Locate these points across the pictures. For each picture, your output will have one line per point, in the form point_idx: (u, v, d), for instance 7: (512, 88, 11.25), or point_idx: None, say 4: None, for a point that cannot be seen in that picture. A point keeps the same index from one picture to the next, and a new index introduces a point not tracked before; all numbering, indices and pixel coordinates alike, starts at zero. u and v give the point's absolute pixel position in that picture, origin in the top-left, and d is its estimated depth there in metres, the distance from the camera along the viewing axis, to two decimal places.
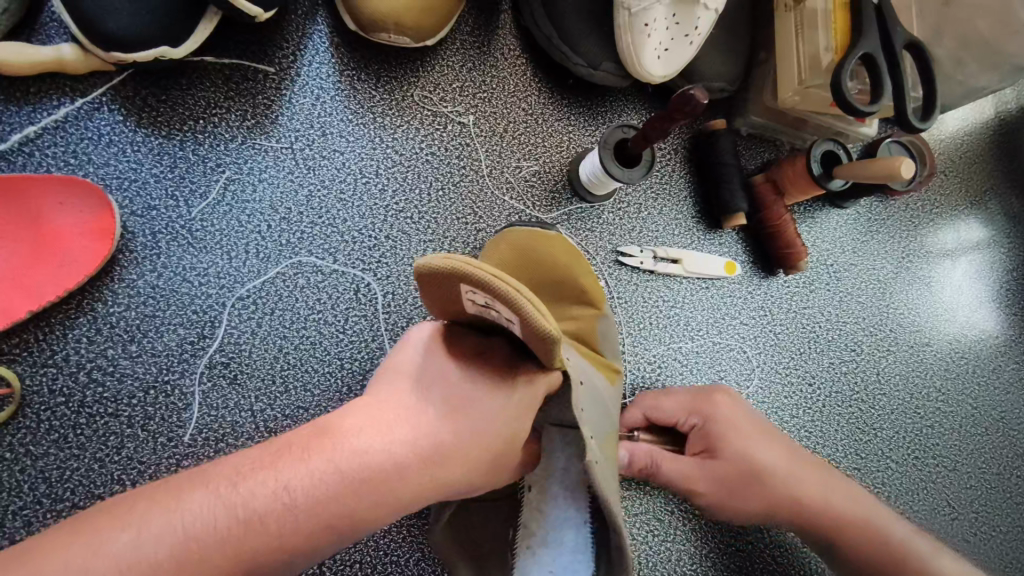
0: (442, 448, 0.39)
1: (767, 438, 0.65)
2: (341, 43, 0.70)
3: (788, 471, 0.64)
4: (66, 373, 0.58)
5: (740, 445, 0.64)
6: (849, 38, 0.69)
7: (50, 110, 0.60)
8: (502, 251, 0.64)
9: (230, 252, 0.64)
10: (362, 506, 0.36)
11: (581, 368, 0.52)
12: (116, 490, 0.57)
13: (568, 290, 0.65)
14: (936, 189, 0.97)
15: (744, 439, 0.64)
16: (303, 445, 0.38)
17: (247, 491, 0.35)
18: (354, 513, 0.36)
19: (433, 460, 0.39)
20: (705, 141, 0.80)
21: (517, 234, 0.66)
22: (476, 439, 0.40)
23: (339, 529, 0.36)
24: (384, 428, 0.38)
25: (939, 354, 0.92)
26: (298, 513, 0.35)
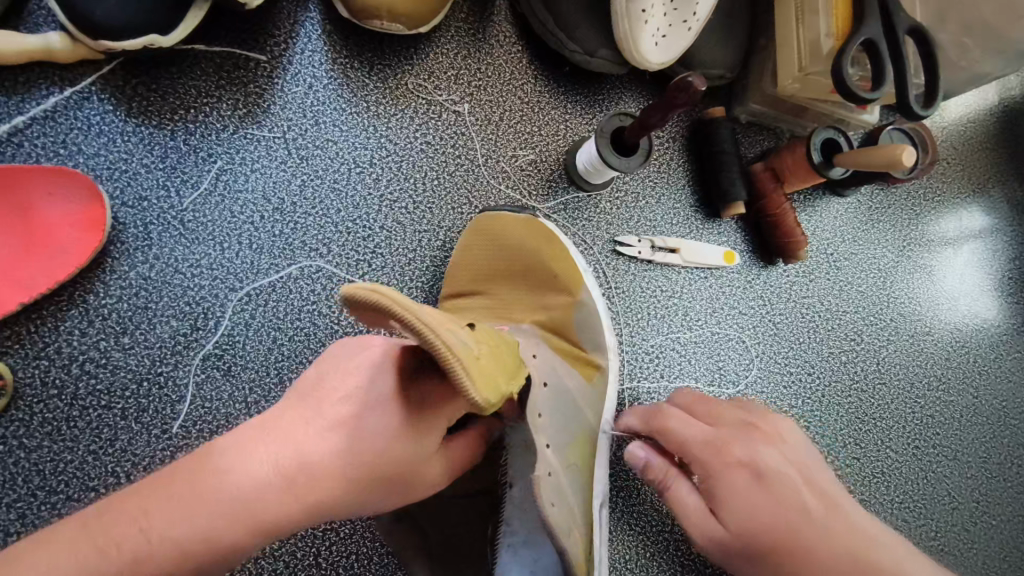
0: (317, 469, 0.37)
1: (797, 492, 0.51)
2: (333, 30, 0.69)
3: (829, 552, 0.48)
4: (59, 365, 0.57)
5: (750, 503, 0.50)
6: (850, 24, 0.68)
7: (39, 99, 0.60)
8: (478, 242, 0.64)
9: (223, 243, 0.63)
10: (229, 531, 0.35)
11: (553, 374, 0.57)
12: (111, 483, 0.57)
13: (545, 275, 0.63)
14: (938, 176, 0.96)
15: (760, 489, 0.51)
16: (185, 466, 0.37)
17: (119, 521, 0.35)
18: (224, 535, 0.35)
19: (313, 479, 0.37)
20: (704, 129, 0.79)
21: (507, 223, 0.64)
22: (360, 455, 0.39)
23: (209, 553, 0.35)
24: (258, 449, 0.37)
25: (940, 344, 0.91)
26: (157, 541, 0.34)
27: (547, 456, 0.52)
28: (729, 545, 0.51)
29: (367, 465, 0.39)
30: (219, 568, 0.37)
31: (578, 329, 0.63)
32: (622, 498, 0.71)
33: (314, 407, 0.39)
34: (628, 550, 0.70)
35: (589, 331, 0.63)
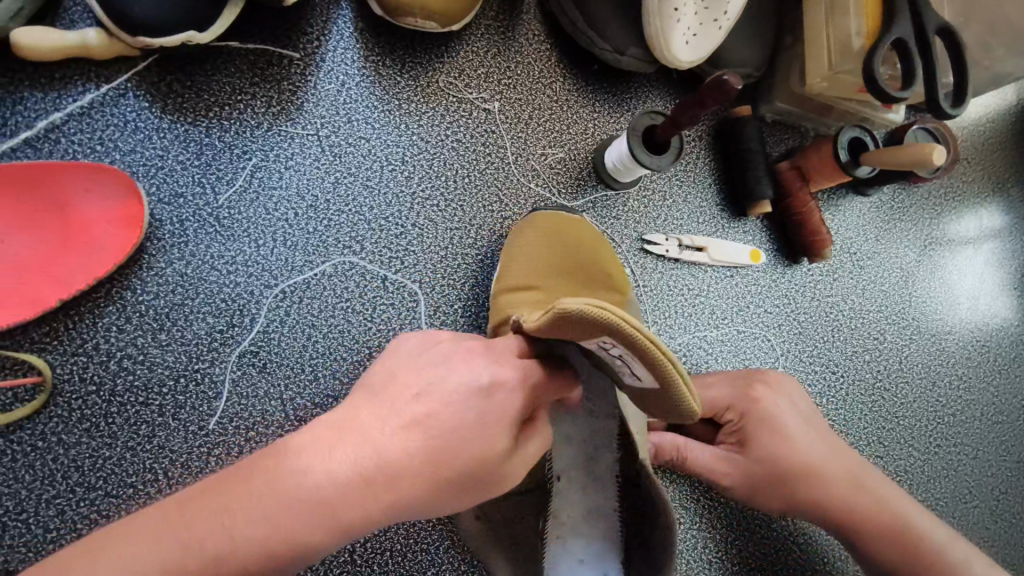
0: (389, 468, 0.37)
1: (809, 443, 0.62)
2: (365, 28, 0.69)
3: (823, 463, 0.62)
4: (97, 361, 0.57)
5: (778, 450, 0.61)
6: (882, 23, 0.68)
7: (75, 96, 0.60)
8: (531, 241, 0.64)
9: (257, 240, 0.63)
10: (303, 530, 0.36)
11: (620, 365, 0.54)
12: (148, 480, 0.57)
13: (594, 274, 0.64)
14: (959, 176, 0.96)
15: (781, 438, 0.62)
16: (250, 467, 0.38)
17: (196, 521, 0.36)
18: (284, 533, 0.36)
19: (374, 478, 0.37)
20: (731, 128, 0.80)
21: (545, 220, 0.66)
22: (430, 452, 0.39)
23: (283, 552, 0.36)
24: (331, 448, 0.38)
25: (961, 342, 0.92)
26: (237, 540, 0.35)
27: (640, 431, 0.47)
28: (760, 480, 0.61)
29: (420, 468, 0.38)
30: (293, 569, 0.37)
31: None
32: None
33: (376, 408, 0.40)
34: None
35: None
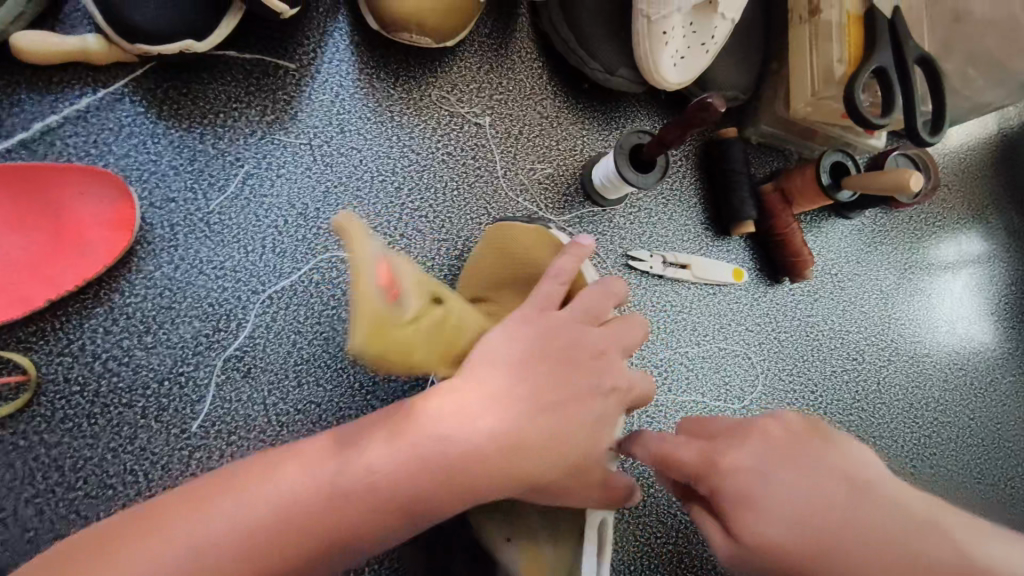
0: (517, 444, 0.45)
1: (816, 492, 0.45)
2: (361, 41, 0.70)
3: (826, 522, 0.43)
4: (82, 362, 0.58)
5: (779, 506, 0.45)
6: (862, 52, 0.71)
7: (72, 99, 0.61)
8: (486, 256, 0.63)
9: (247, 246, 0.64)
10: (439, 489, 0.42)
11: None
12: (129, 481, 0.57)
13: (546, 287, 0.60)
14: (939, 202, 0.99)
15: (775, 487, 0.46)
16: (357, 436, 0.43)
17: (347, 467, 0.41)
18: (390, 495, 0.41)
19: (524, 447, 0.45)
20: (717, 149, 0.82)
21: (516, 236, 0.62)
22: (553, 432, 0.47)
23: (420, 504, 0.42)
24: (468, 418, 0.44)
25: (939, 365, 0.94)
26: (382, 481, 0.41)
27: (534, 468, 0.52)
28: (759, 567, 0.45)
29: (510, 445, 0.44)
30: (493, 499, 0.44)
31: None
32: (629, 509, 0.72)
33: (493, 408, 0.45)
34: (633, 561, 0.71)
35: None
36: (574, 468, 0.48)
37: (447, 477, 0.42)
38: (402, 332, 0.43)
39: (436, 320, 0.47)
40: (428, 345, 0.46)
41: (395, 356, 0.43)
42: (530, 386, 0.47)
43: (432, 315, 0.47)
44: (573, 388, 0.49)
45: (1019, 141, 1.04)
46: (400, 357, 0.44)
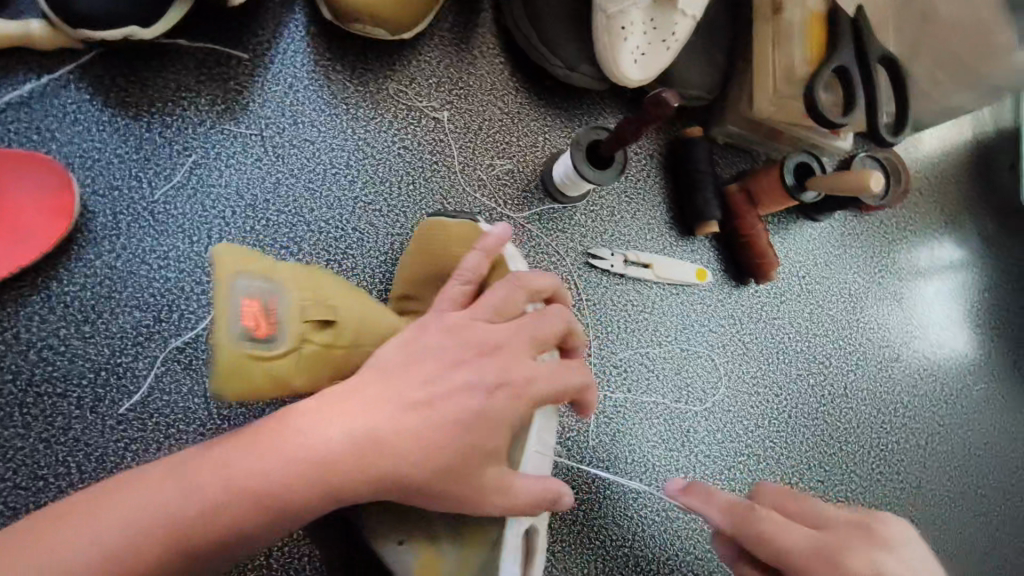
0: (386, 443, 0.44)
1: None
2: (317, 33, 0.70)
3: None
4: (16, 350, 0.57)
5: None
6: (824, 52, 0.71)
7: (15, 85, 0.60)
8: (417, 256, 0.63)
9: (192, 236, 0.63)
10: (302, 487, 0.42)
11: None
12: (60, 473, 0.56)
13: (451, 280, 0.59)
14: (911, 207, 0.98)
15: None
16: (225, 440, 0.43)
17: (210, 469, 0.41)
18: (251, 494, 0.41)
19: (388, 452, 0.44)
20: (681, 148, 0.81)
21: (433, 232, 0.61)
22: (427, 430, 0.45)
23: (284, 501, 0.42)
24: (335, 415, 0.44)
25: (908, 371, 0.92)
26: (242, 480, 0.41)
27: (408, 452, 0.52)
28: None
29: (380, 445, 0.44)
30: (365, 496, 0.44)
31: None
32: (584, 511, 0.70)
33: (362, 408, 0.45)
34: (586, 565, 0.70)
35: None
36: (455, 476, 0.46)
37: (302, 479, 0.42)
38: (268, 364, 0.46)
39: (317, 345, 0.48)
40: (309, 372, 0.49)
41: (260, 388, 0.46)
42: (407, 383, 0.46)
43: (313, 342, 0.48)
44: (456, 381, 0.48)
45: (994, 147, 1.03)
46: (271, 388, 0.47)
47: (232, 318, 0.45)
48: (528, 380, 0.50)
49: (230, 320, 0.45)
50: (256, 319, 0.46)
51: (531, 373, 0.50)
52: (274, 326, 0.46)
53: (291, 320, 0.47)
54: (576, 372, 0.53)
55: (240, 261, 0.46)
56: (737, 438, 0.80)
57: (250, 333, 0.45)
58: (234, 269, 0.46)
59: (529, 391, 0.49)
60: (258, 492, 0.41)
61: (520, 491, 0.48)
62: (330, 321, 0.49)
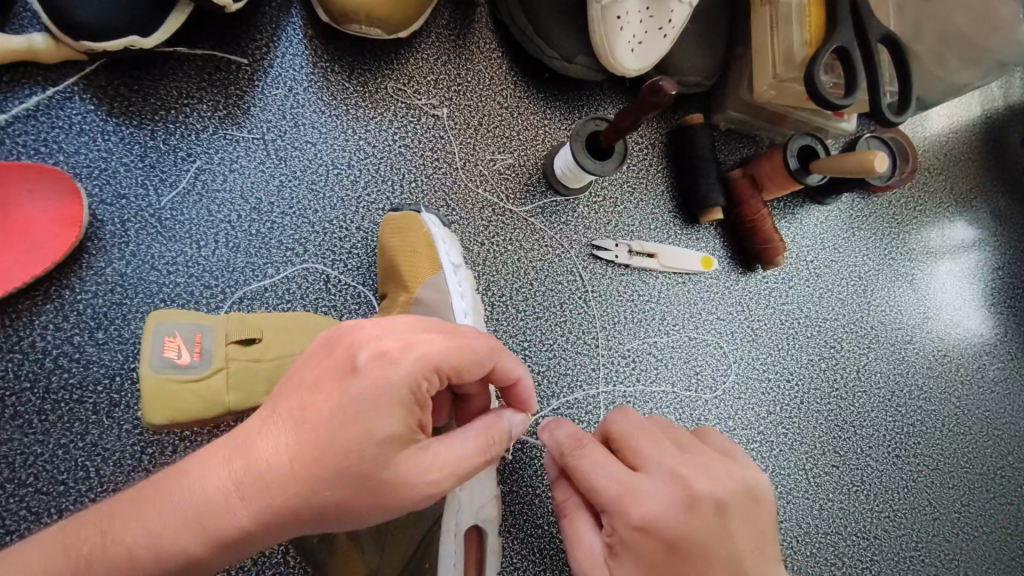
0: (291, 466, 0.40)
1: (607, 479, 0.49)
2: (314, 35, 0.70)
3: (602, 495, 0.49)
4: (32, 359, 0.58)
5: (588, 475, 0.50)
6: (823, 32, 0.69)
7: (21, 99, 0.61)
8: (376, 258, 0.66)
9: (199, 241, 0.64)
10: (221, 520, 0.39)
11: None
12: (80, 477, 0.57)
13: (392, 269, 0.63)
14: (920, 186, 0.96)
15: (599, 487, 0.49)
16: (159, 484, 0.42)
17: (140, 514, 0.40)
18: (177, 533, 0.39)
19: (286, 471, 0.40)
20: (682, 135, 0.80)
21: (381, 229, 0.65)
22: (328, 440, 0.40)
23: (215, 531, 0.40)
24: (242, 451, 0.41)
25: (922, 352, 0.91)
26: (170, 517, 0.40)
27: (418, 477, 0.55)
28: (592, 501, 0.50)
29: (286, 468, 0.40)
30: (294, 524, 0.41)
31: None
32: None
33: (270, 434, 0.41)
34: None
35: None
36: (362, 471, 0.40)
37: (215, 507, 0.40)
38: (197, 388, 0.51)
39: (245, 362, 0.54)
40: (241, 389, 0.53)
41: (194, 410, 0.51)
42: (305, 398, 0.41)
43: (240, 361, 0.54)
44: (344, 390, 0.40)
45: (1006, 122, 1.01)
46: (205, 409, 0.52)
47: (158, 356, 0.51)
48: (415, 342, 0.42)
49: (153, 355, 0.51)
50: (180, 352, 0.52)
51: (417, 343, 0.42)
52: (198, 357, 0.52)
53: (216, 350, 0.53)
54: (482, 344, 0.45)
55: (166, 317, 0.53)
56: (747, 424, 0.80)
57: (173, 363, 0.51)
58: (161, 319, 0.52)
59: (421, 351, 0.42)
60: (135, 557, 0.39)
61: (425, 477, 0.41)
62: (255, 338, 0.55)
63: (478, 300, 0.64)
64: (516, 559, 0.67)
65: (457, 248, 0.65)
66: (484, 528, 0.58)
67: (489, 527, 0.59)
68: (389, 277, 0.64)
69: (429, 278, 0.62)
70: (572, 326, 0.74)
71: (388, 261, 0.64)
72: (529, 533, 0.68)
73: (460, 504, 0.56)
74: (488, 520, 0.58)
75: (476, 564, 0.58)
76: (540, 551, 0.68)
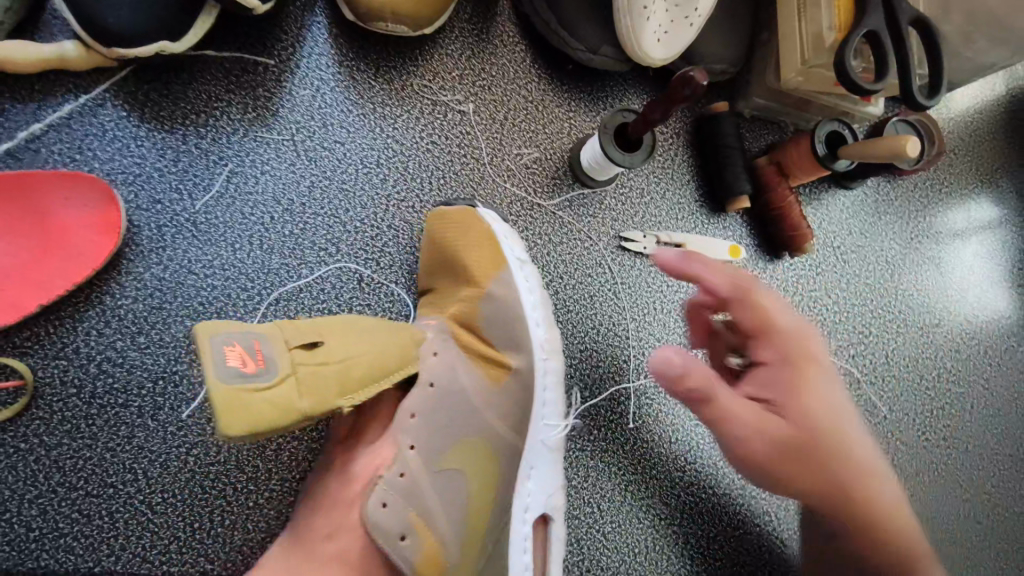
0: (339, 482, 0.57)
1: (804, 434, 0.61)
2: (340, 33, 0.70)
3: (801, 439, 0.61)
4: (77, 364, 0.59)
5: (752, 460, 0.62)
6: (852, 16, 0.68)
7: (55, 106, 0.61)
8: (426, 248, 0.65)
9: (235, 244, 0.64)
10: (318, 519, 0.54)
11: (446, 374, 0.59)
12: (128, 479, 0.58)
13: (455, 266, 0.64)
14: (945, 167, 0.96)
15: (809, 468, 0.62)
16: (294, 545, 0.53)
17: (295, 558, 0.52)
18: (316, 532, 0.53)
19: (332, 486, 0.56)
20: (708, 123, 0.80)
21: (433, 224, 0.65)
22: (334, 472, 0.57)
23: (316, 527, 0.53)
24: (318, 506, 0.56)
25: (950, 335, 0.91)
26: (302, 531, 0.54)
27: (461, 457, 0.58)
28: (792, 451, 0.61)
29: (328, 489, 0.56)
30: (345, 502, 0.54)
31: (488, 322, 0.62)
32: (631, 493, 0.72)
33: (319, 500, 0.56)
34: (638, 544, 0.71)
35: (506, 325, 0.63)
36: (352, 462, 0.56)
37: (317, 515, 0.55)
38: (268, 396, 0.46)
39: (314, 366, 0.49)
40: (314, 396, 0.48)
41: (275, 421, 0.45)
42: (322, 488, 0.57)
43: (309, 366, 0.49)
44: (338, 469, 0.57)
45: None
46: (285, 420, 0.46)
47: (222, 365, 0.44)
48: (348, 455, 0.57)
49: (217, 365, 0.43)
50: (242, 362, 0.45)
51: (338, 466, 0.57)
52: (264, 365, 0.47)
53: (280, 357, 0.48)
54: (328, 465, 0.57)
55: (213, 321, 0.45)
56: None
57: (240, 373, 0.45)
58: (212, 327, 0.45)
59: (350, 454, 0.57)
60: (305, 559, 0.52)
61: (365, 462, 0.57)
62: (318, 342, 0.51)
63: (546, 297, 0.66)
64: None
65: (517, 244, 0.67)
66: (552, 516, 0.62)
67: (555, 517, 0.62)
68: (442, 273, 0.65)
69: (497, 275, 0.64)
70: (602, 318, 0.74)
71: (447, 259, 0.64)
72: (567, 524, 0.69)
73: (529, 489, 0.62)
74: (556, 509, 0.62)
75: (543, 552, 0.62)
76: (579, 542, 0.69)
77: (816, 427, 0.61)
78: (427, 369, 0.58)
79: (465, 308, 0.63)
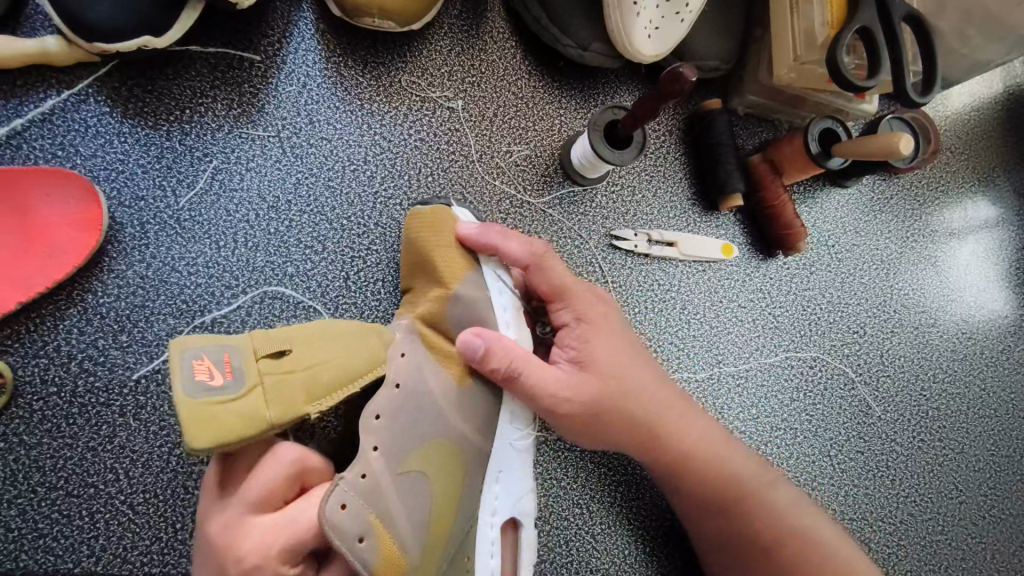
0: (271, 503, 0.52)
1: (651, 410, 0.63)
2: (327, 29, 0.70)
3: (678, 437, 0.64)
4: (58, 363, 0.58)
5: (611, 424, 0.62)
6: (845, 13, 0.68)
7: (37, 102, 0.61)
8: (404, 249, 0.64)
9: (219, 241, 0.64)
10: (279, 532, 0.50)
11: (414, 376, 0.57)
12: (109, 479, 0.58)
13: (427, 266, 0.61)
14: (942, 166, 0.95)
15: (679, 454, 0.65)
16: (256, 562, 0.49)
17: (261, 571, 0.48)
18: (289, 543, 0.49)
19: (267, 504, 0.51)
20: (701, 121, 0.79)
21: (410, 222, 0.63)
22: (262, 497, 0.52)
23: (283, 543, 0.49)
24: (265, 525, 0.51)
25: (945, 335, 0.90)
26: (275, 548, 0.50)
27: (427, 459, 0.56)
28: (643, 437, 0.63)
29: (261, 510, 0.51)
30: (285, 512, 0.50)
31: (456, 322, 0.60)
32: (620, 494, 0.71)
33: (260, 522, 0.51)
34: (627, 545, 0.70)
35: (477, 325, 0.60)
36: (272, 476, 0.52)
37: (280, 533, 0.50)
38: (232, 407, 0.48)
39: (279, 374, 0.51)
40: (276, 405, 0.50)
41: (236, 431, 0.48)
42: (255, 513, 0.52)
43: (274, 374, 0.51)
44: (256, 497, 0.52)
45: None
46: (247, 429, 0.49)
47: (188, 380, 0.48)
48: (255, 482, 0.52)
49: (184, 381, 0.47)
50: (210, 375, 0.49)
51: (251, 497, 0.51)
52: (229, 376, 0.49)
53: (247, 367, 0.50)
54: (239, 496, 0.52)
55: (190, 338, 0.49)
56: (771, 412, 0.79)
57: (206, 386, 0.48)
58: (185, 344, 0.49)
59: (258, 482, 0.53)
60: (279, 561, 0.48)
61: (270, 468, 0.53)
62: (285, 350, 0.52)
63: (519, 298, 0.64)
64: (543, 552, 0.67)
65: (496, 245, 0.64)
66: (521, 520, 0.62)
67: (526, 521, 0.62)
68: (417, 272, 0.63)
69: (466, 275, 0.61)
70: None
71: (419, 258, 0.62)
72: (556, 525, 0.68)
73: (498, 493, 0.61)
74: (525, 513, 0.62)
75: (513, 558, 0.62)
76: (568, 543, 0.68)
77: (620, 390, 0.61)
78: (394, 369, 0.56)
79: (433, 309, 0.60)
